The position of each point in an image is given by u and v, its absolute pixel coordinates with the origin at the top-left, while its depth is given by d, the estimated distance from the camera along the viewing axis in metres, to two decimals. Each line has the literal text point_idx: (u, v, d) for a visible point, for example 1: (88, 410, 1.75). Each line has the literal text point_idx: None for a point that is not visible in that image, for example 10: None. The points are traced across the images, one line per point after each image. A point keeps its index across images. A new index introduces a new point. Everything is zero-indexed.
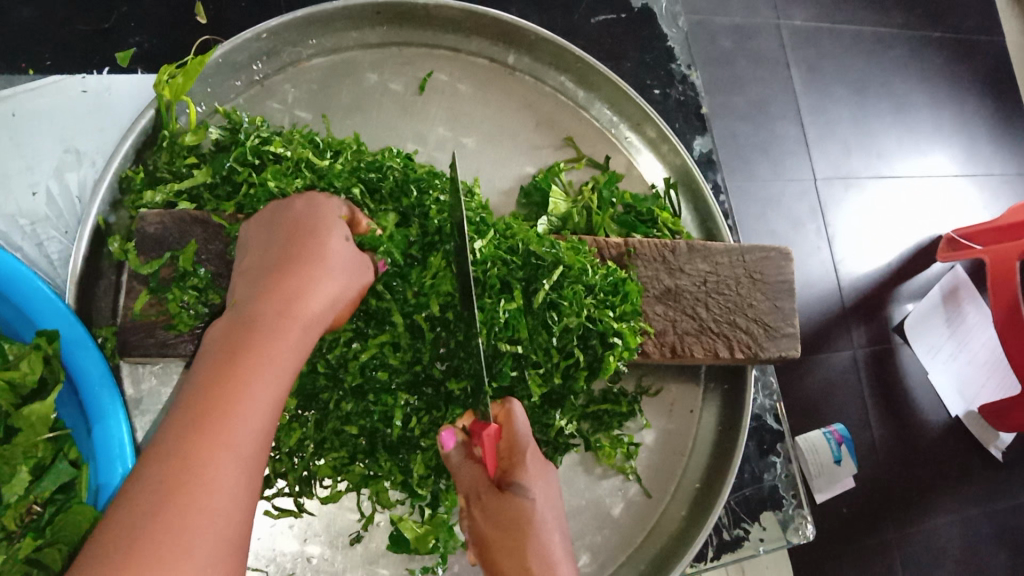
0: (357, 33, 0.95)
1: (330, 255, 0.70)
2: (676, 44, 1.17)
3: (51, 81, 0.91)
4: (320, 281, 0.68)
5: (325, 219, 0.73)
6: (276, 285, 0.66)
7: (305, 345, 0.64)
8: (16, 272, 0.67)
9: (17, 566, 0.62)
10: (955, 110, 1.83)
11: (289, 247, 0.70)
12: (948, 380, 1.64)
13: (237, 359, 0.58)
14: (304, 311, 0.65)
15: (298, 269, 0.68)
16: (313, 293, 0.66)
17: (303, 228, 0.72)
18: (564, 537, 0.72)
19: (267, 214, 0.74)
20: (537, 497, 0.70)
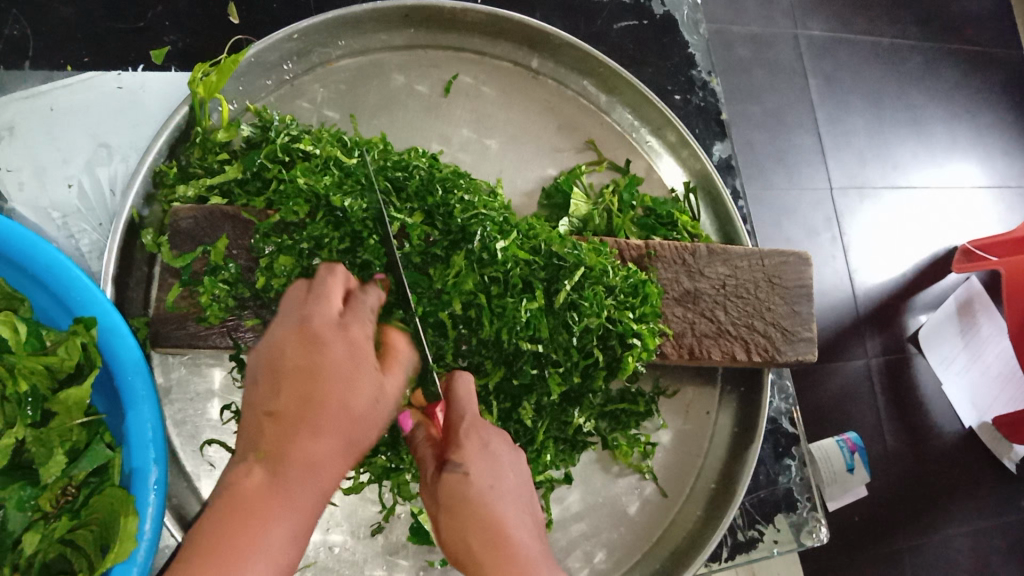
0: (385, 35, 0.97)
1: (363, 420, 0.62)
2: (697, 51, 1.18)
3: (88, 77, 0.93)
4: (344, 458, 0.61)
5: (366, 356, 0.64)
6: (301, 464, 0.58)
7: (309, 532, 0.59)
8: (54, 259, 0.68)
9: (53, 544, 0.65)
10: (972, 122, 1.84)
11: (327, 400, 0.60)
12: (959, 391, 1.64)
13: (238, 554, 0.53)
14: (320, 496, 0.59)
15: (330, 443, 0.59)
16: (335, 474, 0.60)
17: (348, 372, 0.61)
18: (518, 506, 0.68)
19: (308, 323, 0.63)
20: (472, 471, 0.68)
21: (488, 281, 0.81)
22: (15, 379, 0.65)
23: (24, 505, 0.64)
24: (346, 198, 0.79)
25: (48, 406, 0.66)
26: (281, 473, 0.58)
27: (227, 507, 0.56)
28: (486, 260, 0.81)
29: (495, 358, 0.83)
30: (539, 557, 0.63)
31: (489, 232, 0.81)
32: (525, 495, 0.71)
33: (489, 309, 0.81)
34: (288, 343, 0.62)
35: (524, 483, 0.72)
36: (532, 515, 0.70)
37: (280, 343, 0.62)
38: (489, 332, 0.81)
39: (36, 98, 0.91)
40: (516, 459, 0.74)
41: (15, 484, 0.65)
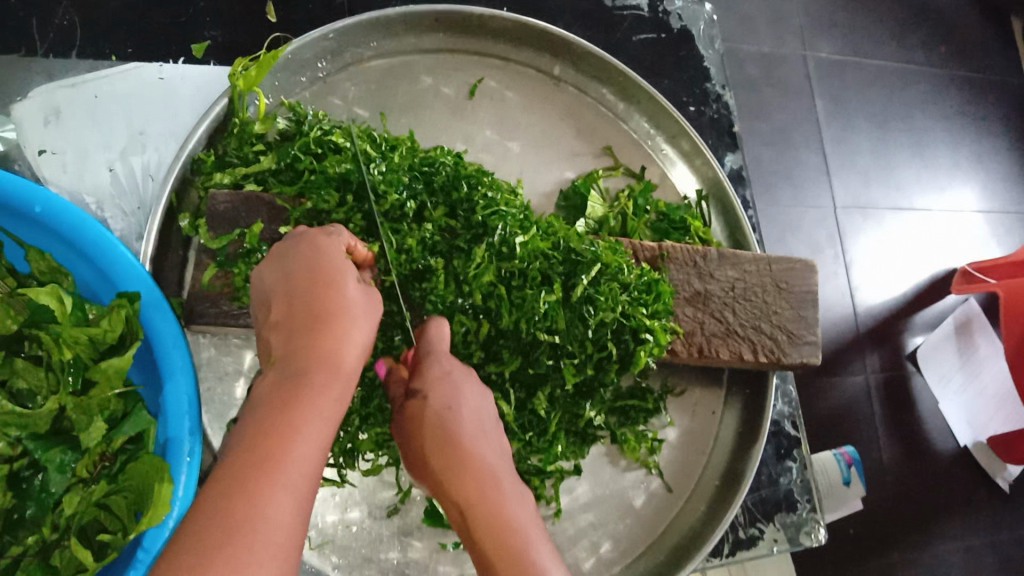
0: (415, 38, 1.01)
1: (352, 303, 0.71)
2: (712, 65, 1.22)
3: (133, 66, 0.97)
4: (350, 331, 0.69)
5: (340, 257, 0.74)
6: (308, 346, 0.68)
7: (342, 400, 0.67)
8: (99, 235, 0.72)
9: (89, 507, 0.67)
10: (974, 146, 1.88)
11: (311, 296, 0.70)
12: (955, 411, 1.66)
13: (281, 418, 0.62)
14: (338, 366, 0.67)
15: (326, 324, 0.69)
16: (344, 347, 0.68)
17: (324, 268, 0.72)
18: (480, 428, 0.76)
19: (281, 250, 0.74)
20: (431, 398, 0.75)
21: (507, 274, 0.83)
22: (60, 348, 0.68)
23: (65, 468, 0.67)
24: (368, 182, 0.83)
25: (89, 374, 0.70)
26: (295, 359, 0.67)
27: (260, 404, 0.64)
28: (506, 254, 0.83)
29: (513, 347, 0.85)
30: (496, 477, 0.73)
31: (508, 227, 0.83)
32: (487, 414, 0.78)
33: (508, 300, 0.83)
34: (270, 271, 0.74)
35: (488, 405, 0.79)
36: (495, 430, 0.78)
37: (263, 274, 0.74)
38: (507, 322, 0.83)
39: (80, 86, 0.95)
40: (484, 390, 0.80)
41: (58, 447, 0.67)
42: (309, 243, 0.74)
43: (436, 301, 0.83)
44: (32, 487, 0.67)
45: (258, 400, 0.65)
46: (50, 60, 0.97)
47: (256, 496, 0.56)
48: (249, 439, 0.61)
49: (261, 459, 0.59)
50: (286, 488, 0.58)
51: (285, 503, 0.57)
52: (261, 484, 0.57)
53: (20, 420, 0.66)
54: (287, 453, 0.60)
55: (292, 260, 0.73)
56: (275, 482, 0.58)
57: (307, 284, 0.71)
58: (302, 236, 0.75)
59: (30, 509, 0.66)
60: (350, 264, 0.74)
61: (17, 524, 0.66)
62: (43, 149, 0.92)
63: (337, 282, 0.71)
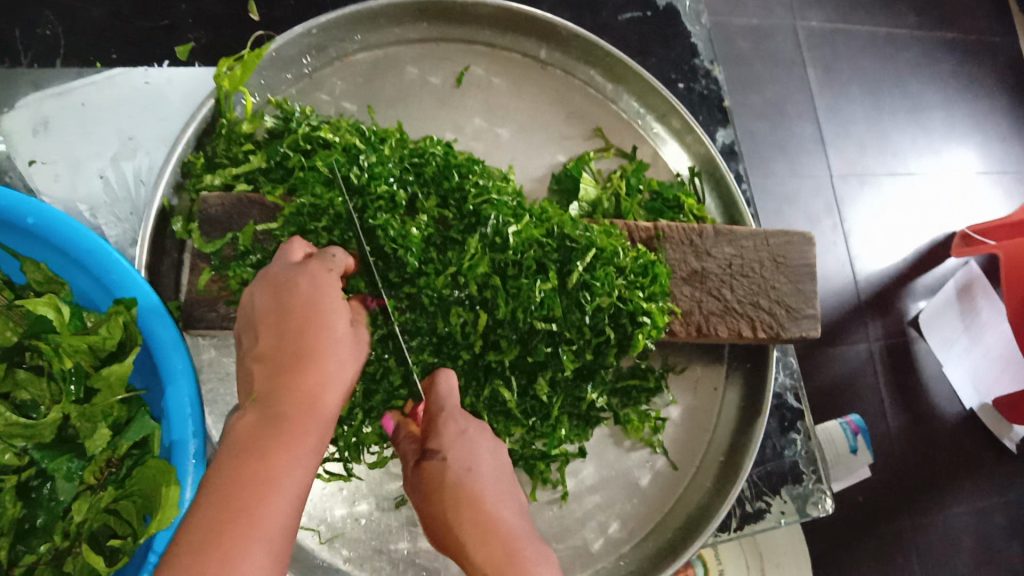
0: (400, 29, 1.01)
1: (337, 344, 0.71)
2: (699, 41, 1.22)
3: (118, 72, 0.97)
4: (333, 374, 0.69)
5: (332, 291, 0.72)
6: (290, 384, 0.67)
7: (318, 446, 0.67)
8: (90, 241, 0.72)
9: (98, 513, 0.68)
10: (969, 109, 1.87)
11: (296, 330, 0.70)
12: (961, 372, 1.66)
13: (260, 466, 0.62)
14: (318, 410, 0.67)
15: (308, 362, 0.69)
16: (324, 391, 0.68)
17: (316, 303, 0.71)
18: (497, 483, 0.76)
19: (276, 275, 0.73)
20: (450, 457, 0.75)
21: (502, 264, 0.83)
22: (60, 357, 0.68)
23: (72, 476, 0.68)
24: (355, 172, 0.82)
25: (91, 382, 0.70)
26: (277, 398, 0.67)
27: (238, 442, 0.64)
28: (499, 245, 0.83)
29: (511, 336, 0.85)
30: (514, 532, 0.71)
31: (502, 217, 0.83)
32: (501, 476, 0.78)
33: (504, 291, 0.83)
34: (260, 295, 0.72)
35: (500, 463, 0.79)
36: (510, 486, 0.78)
37: (254, 295, 0.73)
38: (504, 313, 0.83)
39: (67, 95, 0.95)
40: (497, 446, 0.80)
41: (64, 456, 0.68)
42: (309, 274, 0.72)
43: (433, 292, 0.82)
44: (41, 496, 0.68)
45: (241, 437, 0.64)
46: (34, 70, 0.97)
47: (234, 556, 0.56)
48: (228, 485, 0.60)
49: (240, 513, 0.58)
50: (262, 544, 0.58)
51: (260, 559, 0.57)
52: (238, 539, 0.57)
53: (27, 431, 0.67)
54: (264, 506, 0.60)
55: (290, 288, 0.71)
56: (251, 538, 0.57)
57: (302, 320, 0.70)
58: (299, 266, 0.73)
59: (41, 517, 0.67)
60: (342, 302, 0.73)
61: (28, 533, 0.67)
62: (33, 160, 0.91)
63: (327, 321, 0.71)
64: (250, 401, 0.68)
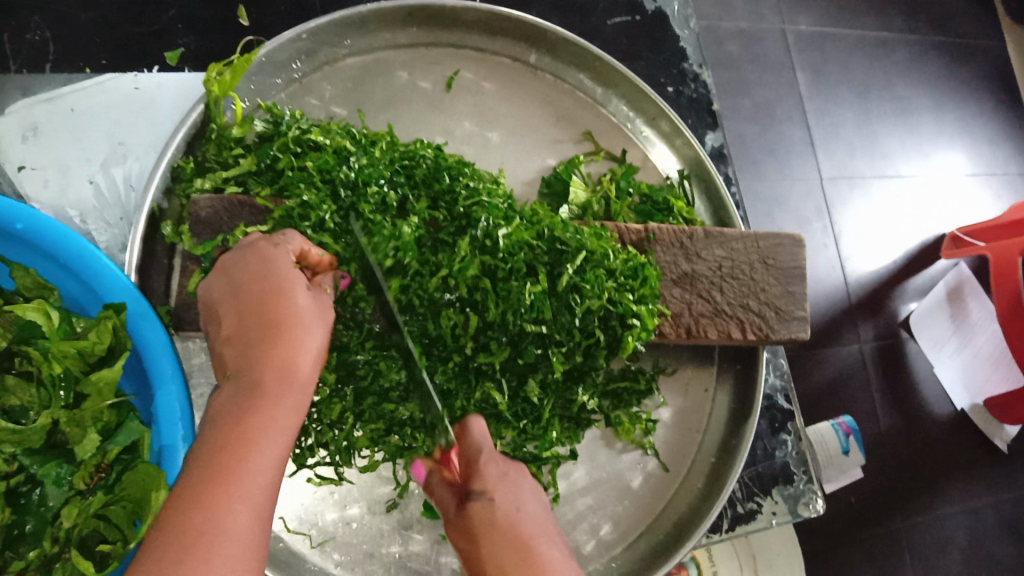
0: (390, 33, 1.01)
1: (304, 312, 0.72)
2: (688, 45, 1.22)
3: (107, 78, 0.97)
4: (304, 338, 0.70)
5: (288, 266, 0.74)
6: (261, 354, 0.68)
7: (298, 409, 0.68)
8: (79, 246, 0.72)
9: (88, 519, 0.67)
10: (957, 111, 1.88)
11: (262, 303, 0.71)
12: (953, 375, 1.68)
13: (236, 432, 0.62)
14: (293, 373, 0.68)
15: (277, 332, 0.69)
16: (296, 355, 0.69)
17: (274, 278, 0.72)
18: (542, 529, 0.74)
19: (227, 262, 0.74)
20: (495, 498, 0.75)
21: (492, 267, 0.83)
22: (49, 362, 0.68)
23: (61, 481, 0.68)
24: (344, 170, 0.83)
25: (81, 387, 0.70)
26: (249, 370, 0.68)
27: (214, 418, 0.65)
28: (489, 248, 0.83)
29: (501, 338, 0.84)
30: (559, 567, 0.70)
31: (492, 221, 0.84)
32: (546, 520, 0.77)
33: (494, 293, 0.83)
34: (217, 282, 0.73)
35: (544, 512, 0.78)
36: (557, 538, 0.76)
37: (209, 285, 0.73)
38: (494, 315, 0.83)
39: (56, 100, 0.95)
40: (539, 495, 0.80)
41: (53, 461, 0.68)
42: (259, 252, 0.74)
43: (424, 294, 0.83)
44: (30, 502, 0.68)
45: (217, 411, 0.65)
46: (23, 76, 0.96)
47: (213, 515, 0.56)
48: (205, 455, 0.61)
49: (220, 477, 0.59)
50: (244, 504, 0.58)
51: (243, 518, 0.58)
52: (217, 499, 0.57)
53: (14, 436, 0.67)
54: (243, 467, 0.60)
55: (243, 269, 0.73)
56: (232, 498, 0.58)
57: (262, 295, 0.71)
58: (249, 247, 0.74)
59: (30, 523, 0.67)
60: (302, 275, 0.74)
61: (17, 540, 0.67)
62: (23, 166, 0.91)
63: (289, 291, 0.72)
64: (225, 379, 0.69)
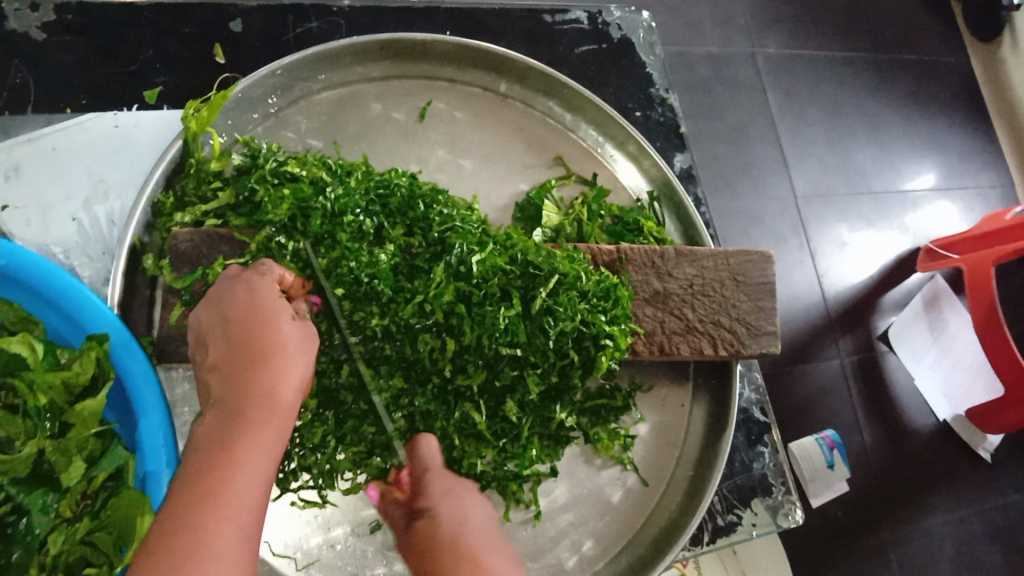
0: (362, 67, 1.04)
1: (288, 341, 0.75)
2: (654, 70, 1.26)
3: (87, 118, 1.00)
4: (287, 366, 0.73)
5: (273, 295, 0.76)
6: (245, 383, 0.71)
7: (280, 436, 0.70)
8: (64, 281, 0.74)
9: (74, 546, 0.69)
10: (926, 126, 1.93)
11: (249, 332, 0.73)
12: (932, 384, 1.70)
13: (222, 457, 0.65)
14: (277, 400, 0.71)
15: (262, 361, 0.72)
16: (280, 381, 0.71)
17: (260, 306, 0.75)
18: (486, 534, 0.81)
19: (218, 291, 0.75)
20: (440, 513, 0.82)
21: (467, 292, 0.86)
22: (34, 394, 0.70)
23: (48, 509, 0.69)
24: (320, 198, 0.85)
25: (65, 417, 0.71)
26: (234, 397, 0.70)
27: (199, 443, 0.67)
28: (463, 274, 0.86)
29: (478, 361, 0.86)
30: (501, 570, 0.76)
31: (465, 246, 0.86)
32: (491, 530, 0.83)
33: (469, 318, 0.85)
34: (206, 312, 0.75)
35: (491, 524, 0.84)
36: (500, 543, 0.82)
37: (199, 315, 0.75)
38: (470, 338, 0.85)
39: (37, 141, 0.97)
40: (487, 511, 0.86)
41: (38, 491, 0.69)
42: (245, 280, 0.76)
43: (402, 319, 0.85)
44: (16, 533, 0.67)
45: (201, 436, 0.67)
46: (5, 118, 0.99)
47: (203, 538, 0.59)
48: (191, 479, 0.63)
49: (206, 499, 0.61)
50: (232, 527, 0.61)
51: (232, 539, 0.60)
52: (206, 523, 0.60)
53: (2, 466, 0.67)
54: (228, 490, 0.63)
55: (229, 297, 0.75)
56: (220, 521, 0.60)
57: (247, 322, 0.74)
58: (237, 279, 0.76)
59: (16, 553, 0.66)
60: (285, 304, 0.77)
61: (4, 570, 0.66)
62: (5, 206, 0.93)
63: (273, 320, 0.75)
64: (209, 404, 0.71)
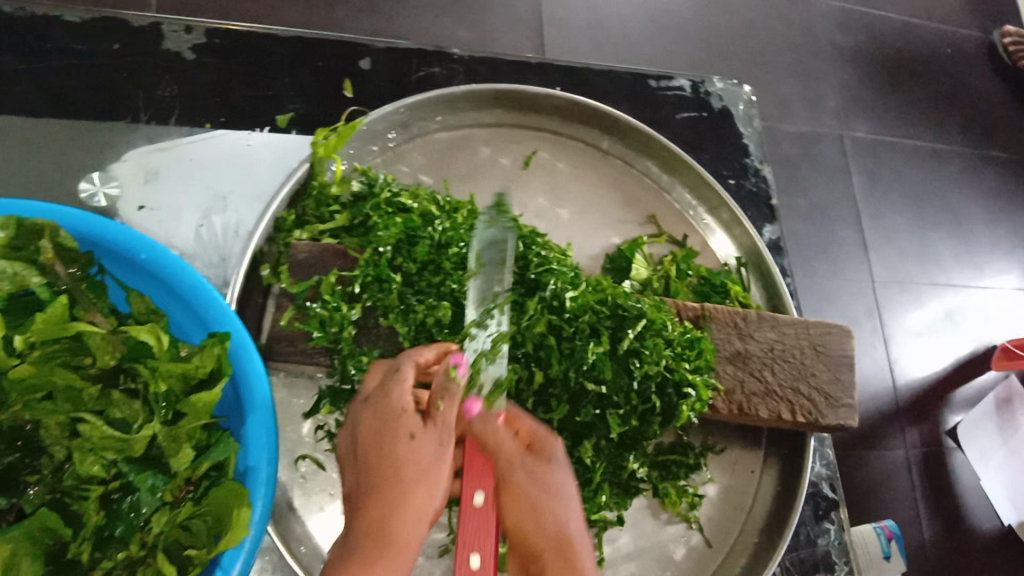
0: (475, 113, 1.10)
1: (413, 465, 0.76)
2: (751, 142, 1.30)
3: (221, 134, 1.08)
4: (411, 495, 0.75)
5: (399, 414, 0.78)
6: (371, 512, 0.74)
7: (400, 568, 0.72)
8: (197, 281, 0.80)
9: (173, 528, 0.73)
10: (1011, 226, 1.92)
11: (377, 458, 0.76)
12: (997, 485, 1.64)
13: None
14: (398, 532, 0.73)
15: (386, 491, 0.75)
16: (401, 515, 0.74)
17: (387, 432, 0.77)
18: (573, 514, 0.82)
19: (354, 414, 0.80)
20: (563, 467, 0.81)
21: (557, 326, 0.89)
22: (156, 381, 0.74)
23: (155, 491, 0.73)
24: (425, 227, 0.91)
25: (180, 407, 0.76)
26: (360, 527, 0.74)
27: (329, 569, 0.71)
28: (557, 308, 0.90)
29: (562, 395, 0.90)
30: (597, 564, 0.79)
31: (559, 283, 0.90)
32: None
33: (558, 350, 0.89)
34: (348, 433, 0.80)
35: None
36: None
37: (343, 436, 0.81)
38: (557, 371, 0.89)
39: (174, 150, 1.05)
40: None
41: (148, 472, 0.74)
42: (375, 405, 0.79)
43: None
44: (121, 509, 0.73)
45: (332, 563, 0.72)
46: (151, 127, 1.07)
47: None
48: None
49: None
50: None
51: None
52: None
53: (118, 444, 0.72)
54: None
55: (363, 422, 0.79)
56: None
57: (377, 448, 0.77)
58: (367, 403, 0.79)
59: (120, 528, 0.72)
60: (415, 421, 0.78)
61: (107, 541, 0.71)
62: (141, 206, 1.01)
63: (399, 443, 0.77)
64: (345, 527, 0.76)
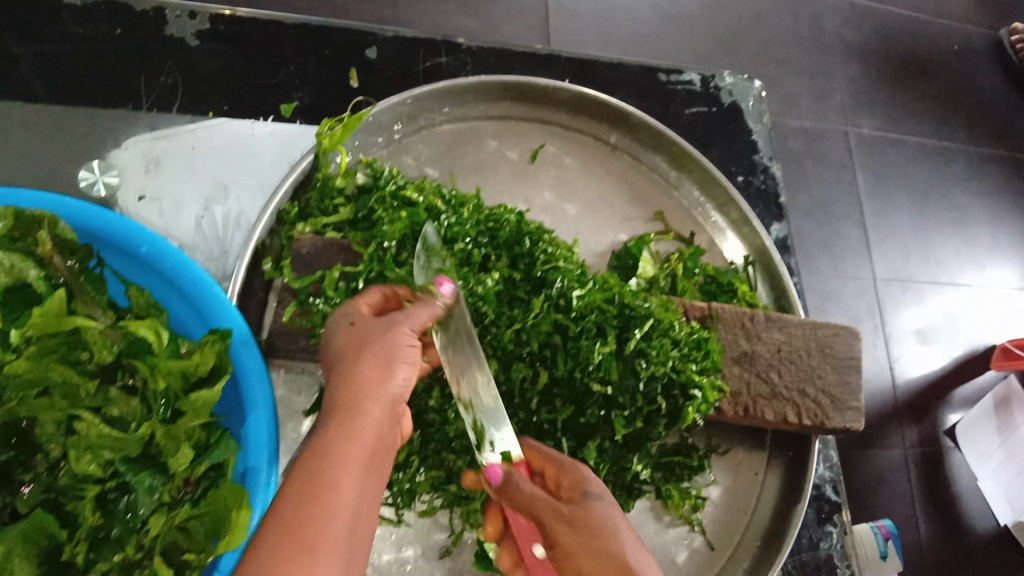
0: (484, 105, 1.09)
1: (363, 335, 0.73)
2: (760, 138, 1.28)
3: (223, 121, 1.05)
4: (363, 358, 0.71)
5: (355, 315, 0.76)
6: (331, 386, 0.70)
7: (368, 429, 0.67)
8: (198, 276, 0.79)
9: (169, 530, 0.72)
10: (1015, 225, 1.91)
11: (333, 347, 0.73)
12: (993, 488, 1.61)
13: (310, 465, 0.63)
14: (358, 392, 0.69)
15: (340, 363, 0.71)
16: (356, 374, 0.69)
17: (339, 328, 0.75)
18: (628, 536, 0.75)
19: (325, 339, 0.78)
20: (603, 499, 0.75)
21: (563, 325, 0.87)
22: (155, 378, 0.72)
23: (153, 491, 0.71)
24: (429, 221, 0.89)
25: (178, 405, 0.74)
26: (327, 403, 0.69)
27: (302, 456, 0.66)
28: (563, 306, 0.88)
29: (566, 396, 0.89)
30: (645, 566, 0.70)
31: (566, 281, 0.89)
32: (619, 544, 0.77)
33: (564, 349, 0.87)
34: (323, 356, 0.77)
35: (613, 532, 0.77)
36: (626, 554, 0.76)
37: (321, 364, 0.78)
38: (562, 371, 0.87)
39: (176, 137, 1.03)
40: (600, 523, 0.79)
41: (146, 471, 0.71)
42: (334, 317, 0.77)
43: (497, 347, 0.87)
44: (117, 508, 0.70)
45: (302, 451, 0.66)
46: (152, 114, 1.04)
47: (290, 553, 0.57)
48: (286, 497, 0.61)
49: (293, 508, 0.60)
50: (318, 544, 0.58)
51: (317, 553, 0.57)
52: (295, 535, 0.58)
53: (116, 443, 0.70)
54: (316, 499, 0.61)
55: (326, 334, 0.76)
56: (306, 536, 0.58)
57: (333, 342, 0.74)
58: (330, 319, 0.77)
59: (115, 528, 0.70)
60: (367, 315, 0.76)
61: (102, 542, 0.69)
62: (141, 195, 0.99)
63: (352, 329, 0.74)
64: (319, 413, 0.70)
